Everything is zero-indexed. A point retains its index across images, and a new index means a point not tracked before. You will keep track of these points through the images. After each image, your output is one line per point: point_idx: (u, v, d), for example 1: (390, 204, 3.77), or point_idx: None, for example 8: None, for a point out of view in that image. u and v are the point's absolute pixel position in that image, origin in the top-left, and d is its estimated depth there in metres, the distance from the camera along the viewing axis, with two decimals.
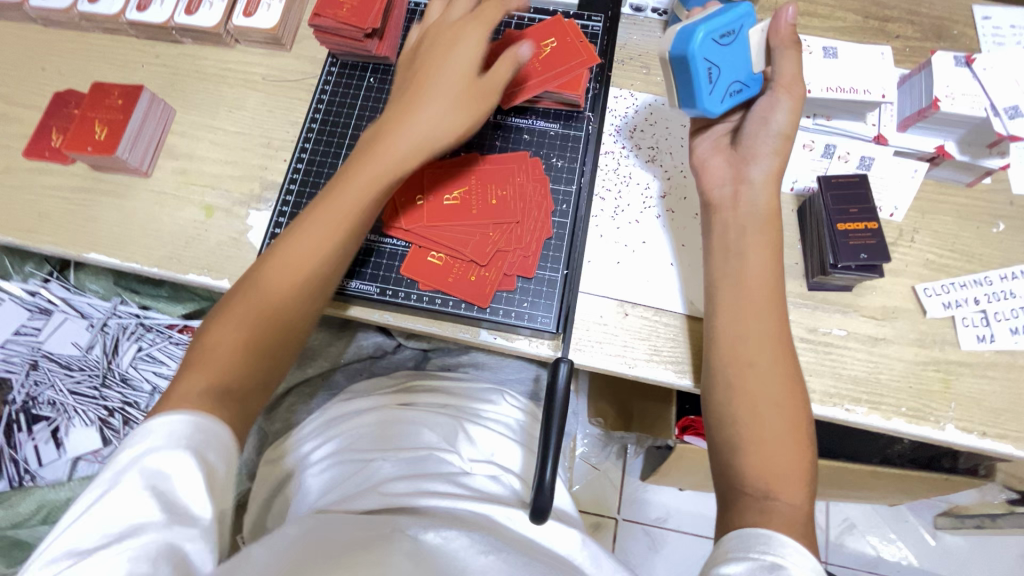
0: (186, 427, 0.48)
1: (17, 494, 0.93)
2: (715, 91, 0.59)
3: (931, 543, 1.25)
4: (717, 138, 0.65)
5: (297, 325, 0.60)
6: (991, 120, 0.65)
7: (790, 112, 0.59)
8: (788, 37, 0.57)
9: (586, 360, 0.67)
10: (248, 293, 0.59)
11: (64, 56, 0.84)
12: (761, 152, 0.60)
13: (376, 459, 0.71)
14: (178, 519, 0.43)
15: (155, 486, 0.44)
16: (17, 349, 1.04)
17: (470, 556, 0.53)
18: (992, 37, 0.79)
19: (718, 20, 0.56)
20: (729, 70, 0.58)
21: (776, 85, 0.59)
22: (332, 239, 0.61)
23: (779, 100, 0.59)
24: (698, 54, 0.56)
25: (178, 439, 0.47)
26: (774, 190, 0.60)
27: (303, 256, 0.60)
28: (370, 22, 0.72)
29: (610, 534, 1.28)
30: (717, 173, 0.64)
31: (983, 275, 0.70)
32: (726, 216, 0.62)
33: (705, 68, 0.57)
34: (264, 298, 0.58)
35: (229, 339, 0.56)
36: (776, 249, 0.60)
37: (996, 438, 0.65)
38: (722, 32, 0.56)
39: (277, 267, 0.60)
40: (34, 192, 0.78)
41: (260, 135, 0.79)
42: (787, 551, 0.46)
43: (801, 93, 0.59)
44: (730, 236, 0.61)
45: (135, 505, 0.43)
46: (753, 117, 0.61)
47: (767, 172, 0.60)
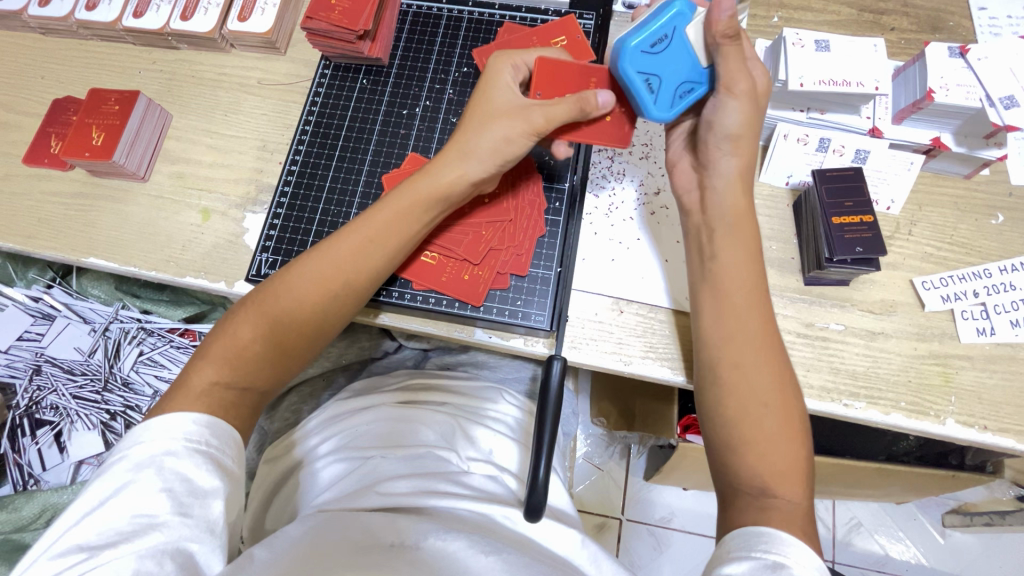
0: (202, 429, 0.51)
1: (22, 497, 0.94)
2: (659, 99, 0.60)
3: (940, 541, 1.24)
4: (684, 138, 0.65)
5: (321, 328, 0.60)
6: (986, 110, 0.65)
7: (740, 112, 0.57)
8: (726, 30, 0.54)
9: (580, 358, 0.67)
10: (275, 290, 0.59)
11: (64, 65, 0.85)
12: (717, 155, 0.60)
13: (376, 457, 0.70)
14: (189, 521, 0.46)
15: (170, 488, 0.47)
16: (21, 355, 1.05)
17: (471, 557, 0.52)
18: (988, 27, 0.78)
19: (646, 30, 0.57)
20: (670, 75, 0.59)
21: (722, 87, 0.57)
22: (364, 258, 0.60)
23: (726, 103, 0.57)
24: (627, 70, 0.58)
25: (194, 445, 0.50)
26: (741, 191, 0.60)
27: (340, 264, 0.60)
28: (361, 23, 0.73)
29: (614, 535, 1.27)
30: (685, 176, 0.64)
31: (982, 267, 0.69)
32: (699, 220, 0.62)
33: (642, 78, 0.59)
34: (285, 301, 0.58)
35: (248, 333, 0.57)
36: (754, 245, 0.59)
37: (998, 432, 0.64)
38: (651, 41, 0.57)
39: (281, 307, 0.58)
40: (34, 198, 0.78)
41: (255, 138, 0.80)
42: (789, 550, 0.46)
43: (745, 89, 0.56)
44: (704, 239, 0.61)
45: (150, 506, 0.46)
46: (705, 118, 0.60)
47: (727, 175, 0.60)
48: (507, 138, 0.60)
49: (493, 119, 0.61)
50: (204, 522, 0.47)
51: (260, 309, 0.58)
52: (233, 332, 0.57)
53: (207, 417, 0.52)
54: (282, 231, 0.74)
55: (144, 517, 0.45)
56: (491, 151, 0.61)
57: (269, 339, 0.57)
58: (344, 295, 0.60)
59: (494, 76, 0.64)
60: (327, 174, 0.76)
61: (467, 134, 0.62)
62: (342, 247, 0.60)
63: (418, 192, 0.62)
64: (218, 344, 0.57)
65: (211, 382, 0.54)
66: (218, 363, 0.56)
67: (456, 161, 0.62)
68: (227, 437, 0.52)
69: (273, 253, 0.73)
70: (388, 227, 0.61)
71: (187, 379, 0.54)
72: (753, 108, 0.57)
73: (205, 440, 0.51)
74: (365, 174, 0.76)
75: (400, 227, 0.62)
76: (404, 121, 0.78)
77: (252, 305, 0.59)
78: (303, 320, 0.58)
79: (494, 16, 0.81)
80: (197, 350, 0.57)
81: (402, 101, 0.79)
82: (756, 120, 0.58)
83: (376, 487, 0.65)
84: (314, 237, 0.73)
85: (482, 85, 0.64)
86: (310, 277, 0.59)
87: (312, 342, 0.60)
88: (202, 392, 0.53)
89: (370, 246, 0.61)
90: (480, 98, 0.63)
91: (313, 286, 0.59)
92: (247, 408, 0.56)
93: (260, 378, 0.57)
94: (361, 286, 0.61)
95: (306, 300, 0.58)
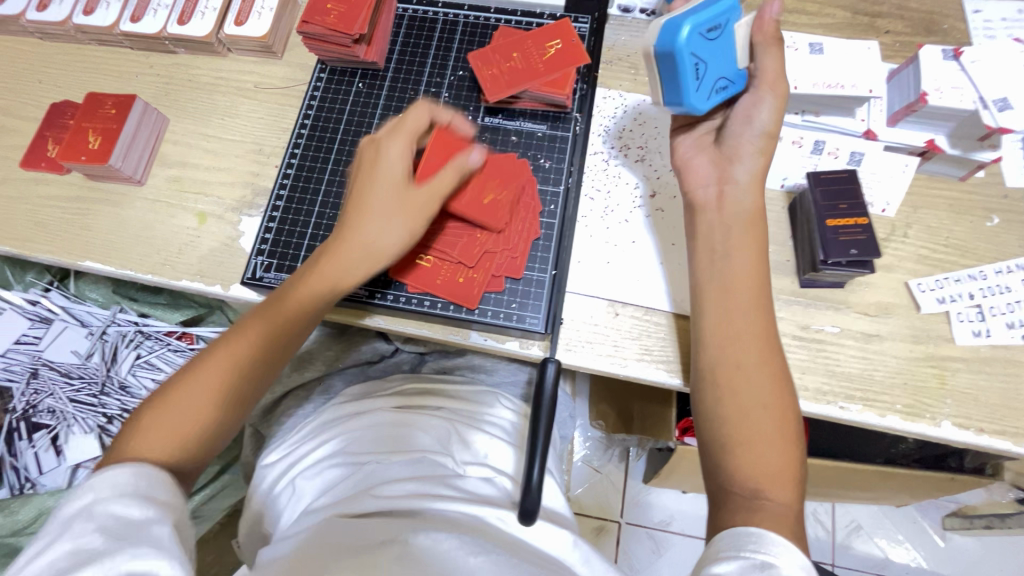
0: (130, 476, 0.49)
1: (18, 501, 0.94)
2: (701, 88, 0.59)
3: (940, 544, 1.23)
4: (699, 137, 0.65)
5: (227, 427, 0.58)
6: (980, 113, 0.65)
7: (773, 110, 0.60)
8: (772, 33, 0.58)
9: (575, 360, 0.67)
10: (179, 390, 0.56)
11: (62, 69, 0.85)
12: (744, 151, 0.61)
13: (373, 462, 0.70)
14: (132, 544, 0.44)
15: (105, 526, 0.45)
16: (18, 358, 1.05)
17: (461, 557, 0.53)
18: (983, 30, 0.78)
19: (706, 13, 0.55)
20: (717, 67, 0.59)
21: (760, 83, 0.60)
22: (271, 347, 0.60)
23: (763, 99, 0.60)
24: (686, 48, 0.55)
25: (122, 485, 0.48)
26: (758, 192, 0.61)
27: (246, 356, 0.59)
28: (357, 27, 0.73)
29: (613, 538, 1.27)
30: (700, 172, 0.63)
31: (977, 270, 0.69)
32: (711, 217, 0.61)
33: (694, 62, 0.57)
34: (191, 403, 0.56)
35: (162, 435, 0.54)
36: (762, 246, 0.60)
37: (994, 434, 0.64)
38: (709, 25, 0.56)
39: (188, 406, 0.56)
40: (31, 202, 0.79)
41: (252, 141, 0.80)
42: (776, 548, 0.46)
43: (783, 90, 0.60)
44: (715, 236, 0.60)
45: (84, 546, 0.44)
46: (736, 115, 0.62)
47: (750, 173, 0.61)
48: (416, 220, 0.63)
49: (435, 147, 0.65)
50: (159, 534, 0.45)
51: (162, 410, 0.55)
52: (142, 437, 0.53)
53: (136, 466, 0.50)
54: (278, 234, 0.74)
55: (82, 555, 0.43)
56: (399, 245, 0.63)
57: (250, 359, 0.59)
58: (249, 392, 0.59)
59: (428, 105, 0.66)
60: (323, 177, 0.76)
61: (371, 210, 0.63)
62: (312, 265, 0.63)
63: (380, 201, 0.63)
64: (163, 409, 0.55)
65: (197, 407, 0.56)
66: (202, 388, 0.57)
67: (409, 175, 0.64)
68: (157, 476, 0.50)
69: (268, 256, 0.73)
70: (297, 310, 0.62)
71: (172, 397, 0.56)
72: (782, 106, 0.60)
73: (134, 481, 0.49)
74: None
75: (309, 311, 0.62)
76: None
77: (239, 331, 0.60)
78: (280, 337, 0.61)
79: (490, 20, 0.82)
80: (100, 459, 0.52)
81: (398, 105, 0.79)
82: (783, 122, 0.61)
83: (371, 491, 0.64)
84: (310, 239, 0.73)
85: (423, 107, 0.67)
86: (211, 374, 0.57)
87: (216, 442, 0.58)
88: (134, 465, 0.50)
89: (302, 304, 0.62)
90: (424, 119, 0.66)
91: (215, 384, 0.57)
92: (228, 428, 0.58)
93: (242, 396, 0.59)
94: (264, 377, 0.61)
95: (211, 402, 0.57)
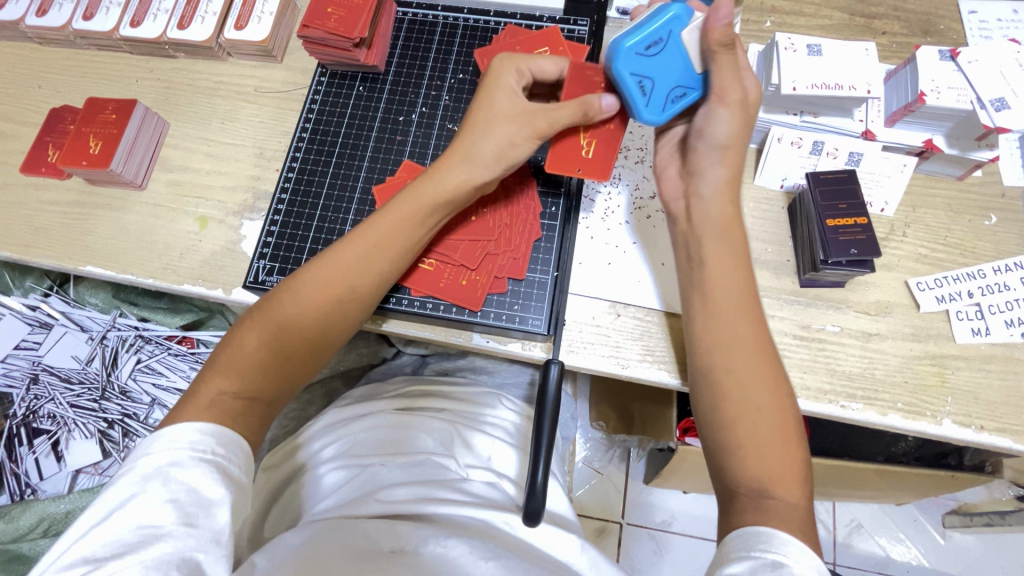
0: (209, 437, 0.50)
1: (18, 507, 0.94)
2: (651, 102, 0.60)
3: (941, 542, 1.24)
4: (672, 146, 0.66)
5: (328, 336, 0.60)
6: (978, 113, 0.65)
7: (729, 122, 0.59)
8: (722, 37, 0.55)
9: (578, 362, 0.67)
10: (280, 299, 0.59)
11: (61, 74, 0.85)
12: (704, 165, 0.61)
13: (377, 465, 0.70)
14: (193, 530, 0.45)
15: (176, 498, 0.46)
16: (17, 364, 1.05)
17: (472, 562, 0.53)
18: (978, 30, 0.79)
19: (643, 29, 0.57)
20: (663, 80, 0.59)
21: (715, 96, 0.58)
22: (367, 265, 0.61)
23: (716, 112, 0.59)
24: (621, 71, 0.58)
25: (201, 453, 0.49)
26: (729, 200, 0.60)
27: (341, 274, 0.60)
28: (357, 31, 0.73)
29: (615, 539, 1.27)
30: (671, 185, 0.65)
31: (976, 268, 0.69)
32: (683, 230, 0.63)
33: (635, 81, 0.59)
34: (287, 314, 0.58)
35: (256, 343, 0.57)
36: (742, 251, 0.59)
37: (994, 431, 0.64)
38: (647, 43, 0.58)
39: (285, 314, 0.58)
40: (31, 208, 0.79)
41: (253, 145, 0.80)
42: (788, 549, 0.46)
43: (734, 100, 0.58)
44: (691, 248, 0.61)
45: (155, 516, 0.45)
46: (696, 128, 0.61)
47: (716, 183, 0.60)
48: (510, 140, 0.61)
49: (498, 121, 0.62)
50: (209, 532, 0.45)
51: (264, 320, 0.58)
52: (239, 343, 0.57)
53: (211, 425, 0.51)
54: (279, 238, 0.74)
55: (148, 527, 0.44)
56: (495, 154, 0.61)
57: (274, 346, 0.57)
58: (348, 302, 0.60)
59: (497, 80, 0.63)
60: (324, 181, 0.76)
61: (468, 136, 0.62)
62: (344, 253, 0.61)
63: (425, 193, 0.62)
64: (261, 319, 0.58)
65: (251, 348, 0.56)
66: (226, 372, 0.55)
67: (453, 173, 0.62)
68: (234, 445, 0.51)
69: (270, 259, 0.73)
70: (390, 235, 0.61)
71: (196, 390, 0.54)
72: (742, 117, 0.59)
73: (211, 449, 0.49)
74: (362, 180, 0.76)
75: (403, 236, 0.62)
76: (400, 128, 0.78)
77: (260, 314, 0.58)
78: (307, 330, 0.58)
79: (490, 24, 0.82)
80: (206, 364, 0.56)
81: (398, 108, 0.79)
82: (745, 133, 0.60)
83: (376, 494, 0.64)
84: (312, 242, 0.73)
85: (482, 90, 0.63)
86: (312, 286, 0.59)
87: (316, 352, 0.59)
88: (210, 404, 0.52)
89: (398, 230, 0.61)
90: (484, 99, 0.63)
91: (315, 294, 0.59)
92: (280, 378, 0.57)
93: (268, 388, 0.56)
94: (364, 294, 0.61)
95: (308, 308, 0.58)
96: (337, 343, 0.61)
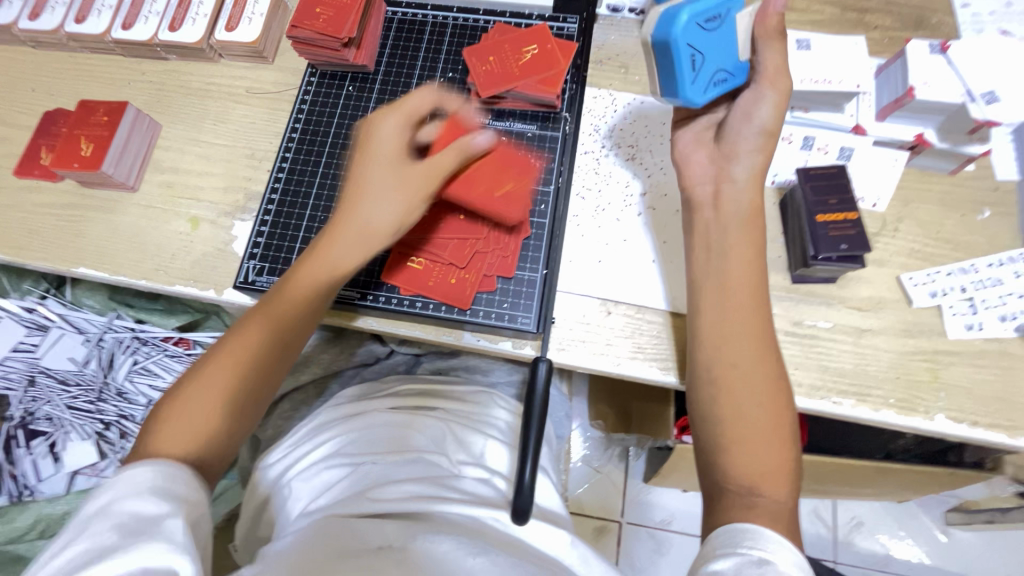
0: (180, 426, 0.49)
1: (16, 508, 0.94)
2: (697, 81, 0.59)
3: (942, 539, 1.23)
4: (700, 131, 0.65)
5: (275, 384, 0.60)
6: (968, 106, 0.65)
7: (774, 106, 0.59)
8: (774, 26, 0.57)
9: (569, 360, 0.67)
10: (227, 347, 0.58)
11: (54, 77, 0.86)
12: (742, 149, 0.60)
13: (370, 464, 0.70)
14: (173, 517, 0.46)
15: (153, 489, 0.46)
16: (15, 366, 1.04)
17: (459, 558, 0.52)
18: (971, 24, 0.78)
19: (705, 3, 0.55)
20: (712, 58, 0.58)
21: (761, 77, 0.58)
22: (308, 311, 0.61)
23: (764, 95, 0.58)
24: (680, 39, 0.56)
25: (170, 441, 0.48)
26: (757, 189, 0.60)
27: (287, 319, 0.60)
28: (346, 31, 0.74)
29: (613, 538, 1.27)
30: (698, 169, 0.64)
31: (969, 262, 0.69)
32: (708, 216, 0.62)
33: (689, 54, 0.57)
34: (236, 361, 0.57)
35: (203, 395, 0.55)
36: (760, 242, 0.60)
37: (988, 427, 0.64)
38: (706, 16, 0.56)
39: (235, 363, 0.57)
40: (25, 210, 0.79)
41: (244, 146, 0.80)
42: (772, 546, 0.46)
43: (785, 87, 0.58)
44: (712, 236, 0.61)
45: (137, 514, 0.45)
46: (736, 110, 0.61)
47: (750, 170, 0.60)
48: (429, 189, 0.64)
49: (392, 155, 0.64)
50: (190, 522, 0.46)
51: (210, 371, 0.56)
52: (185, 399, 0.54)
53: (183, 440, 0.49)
54: (269, 238, 0.74)
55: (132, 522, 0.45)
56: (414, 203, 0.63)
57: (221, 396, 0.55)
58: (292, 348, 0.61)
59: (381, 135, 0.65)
60: (314, 181, 0.76)
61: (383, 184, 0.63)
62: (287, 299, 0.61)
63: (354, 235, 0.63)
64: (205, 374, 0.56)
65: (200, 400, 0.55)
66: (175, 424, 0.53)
67: (367, 206, 0.63)
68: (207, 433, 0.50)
69: (260, 259, 0.73)
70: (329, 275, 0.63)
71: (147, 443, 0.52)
72: (784, 105, 0.59)
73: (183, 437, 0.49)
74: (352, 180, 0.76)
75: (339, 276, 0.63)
76: None
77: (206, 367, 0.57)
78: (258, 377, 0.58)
79: (479, 22, 0.82)
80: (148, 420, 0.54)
81: None
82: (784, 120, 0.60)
83: (368, 493, 0.64)
84: (302, 242, 0.74)
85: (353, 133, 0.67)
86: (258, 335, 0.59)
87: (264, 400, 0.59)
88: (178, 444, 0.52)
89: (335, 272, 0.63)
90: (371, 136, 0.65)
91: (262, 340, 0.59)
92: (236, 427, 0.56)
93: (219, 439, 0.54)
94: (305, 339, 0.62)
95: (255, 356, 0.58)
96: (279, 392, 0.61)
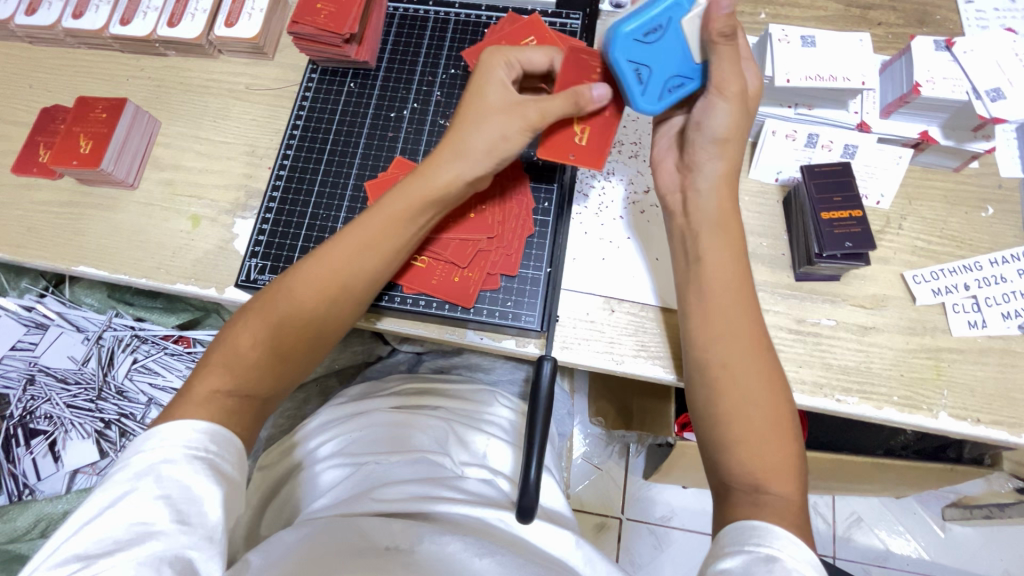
0: (202, 438, 0.50)
1: (17, 507, 0.94)
2: (647, 92, 0.58)
3: (941, 535, 1.24)
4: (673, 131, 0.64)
5: (302, 352, 0.58)
6: (973, 103, 0.65)
7: (728, 115, 0.57)
8: (721, 28, 0.53)
9: (572, 358, 0.67)
10: (252, 324, 0.57)
11: (52, 73, 0.85)
12: (701, 159, 0.60)
13: (372, 464, 0.69)
14: (185, 530, 0.45)
15: (168, 495, 0.46)
16: (14, 364, 1.05)
17: (466, 558, 0.52)
18: (975, 21, 0.78)
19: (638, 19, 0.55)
20: (661, 68, 0.57)
21: (712, 89, 0.57)
22: (336, 277, 0.59)
23: (715, 105, 0.57)
24: (617, 60, 0.56)
25: (194, 451, 0.49)
26: (728, 194, 0.59)
27: (316, 277, 0.58)
28: (347, 27, 0.73)
29: (614, 534, 1.27)
30: (667, 177, 0.64)
31: (973, 260, 0.68)
32: (682, 224, 0.62)
33: (631, 69, 0.57)
34: (252, 343, 0.56)
35: (222, 382, 0.54)
36: (738, 246, 0.59)
37: (990, 424, 0.64)
38: (644, 30, 0.56)
39: (261, 335, 0.57)
40: (22, 208, 0.78)
41: (245, 143, 0.80)
42: (781, 542, 0.46)
43: (735, 92, 0.56)
44: (687, 244, 0.61)
45: (146, 514, 0.44)
46: (694, 118, 0.60)
47: (712, 177, 0.60)
48: (503, 134, 0.59)
49: (490, 114, 0.59)
50: (202, 530, 0.45)
51: (235, 346, 0.56)
52: (210, 376, 0.54)
53: (209, 425, 0.51)
54: (272, 235, 0.73)
55: (141, 525, 0.44)
56: (488, 150, 0.59)
57: (269, 344, 0.57)
58: (335, 313, 0.59)
59: (478, 91, 0.60)
60: (315, 178, 0.76)
61: (460, 134, 0.60)
62: (325, 263, 0.59)
63: (393, 210, 0.60)
64: (227, 353, 0.56)
65: (218, 388, 0.54)
66: (220, 370, 0.55)
67: (441, 168, 0.60)
68: (227, 444, 0.51)
69: (262, 257, 0.72)
70: (376, 237, 0.60)
71: (191, 387, 0.54)
72: (740, 111, 0.57)
73: (203, 447, 0.49)
74: (353, 178, 0.76)
75: (392, 238, 0.60)
76: (391, 125, 0.78)
77: (218, 360, 0.56)
78: (294, 337, 0.57)
79: (482, 18, 0.81)
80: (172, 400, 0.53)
81: (390, 103, 0.79)
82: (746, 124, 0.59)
83: (371, 494, 0.63)
84: (303, 242, 0.73)
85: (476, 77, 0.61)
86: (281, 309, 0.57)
87: (302, 359, 0.58)
88: (204, 400, 0.53)
89: (385, 227, 0.60)
90: (474, 94, 0.60)
91: (291, 309, 0.57)
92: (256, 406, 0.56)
93: (264, 386, 0.56)
94: (347, 306, 0.60)
95: (286, 320, 0.57)
96: (313, 353, 0.59)
